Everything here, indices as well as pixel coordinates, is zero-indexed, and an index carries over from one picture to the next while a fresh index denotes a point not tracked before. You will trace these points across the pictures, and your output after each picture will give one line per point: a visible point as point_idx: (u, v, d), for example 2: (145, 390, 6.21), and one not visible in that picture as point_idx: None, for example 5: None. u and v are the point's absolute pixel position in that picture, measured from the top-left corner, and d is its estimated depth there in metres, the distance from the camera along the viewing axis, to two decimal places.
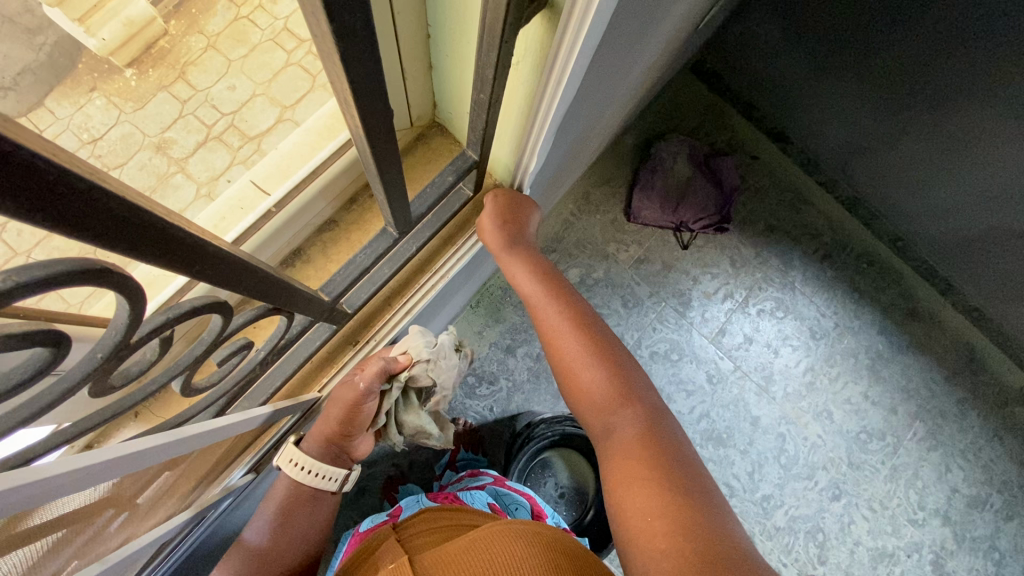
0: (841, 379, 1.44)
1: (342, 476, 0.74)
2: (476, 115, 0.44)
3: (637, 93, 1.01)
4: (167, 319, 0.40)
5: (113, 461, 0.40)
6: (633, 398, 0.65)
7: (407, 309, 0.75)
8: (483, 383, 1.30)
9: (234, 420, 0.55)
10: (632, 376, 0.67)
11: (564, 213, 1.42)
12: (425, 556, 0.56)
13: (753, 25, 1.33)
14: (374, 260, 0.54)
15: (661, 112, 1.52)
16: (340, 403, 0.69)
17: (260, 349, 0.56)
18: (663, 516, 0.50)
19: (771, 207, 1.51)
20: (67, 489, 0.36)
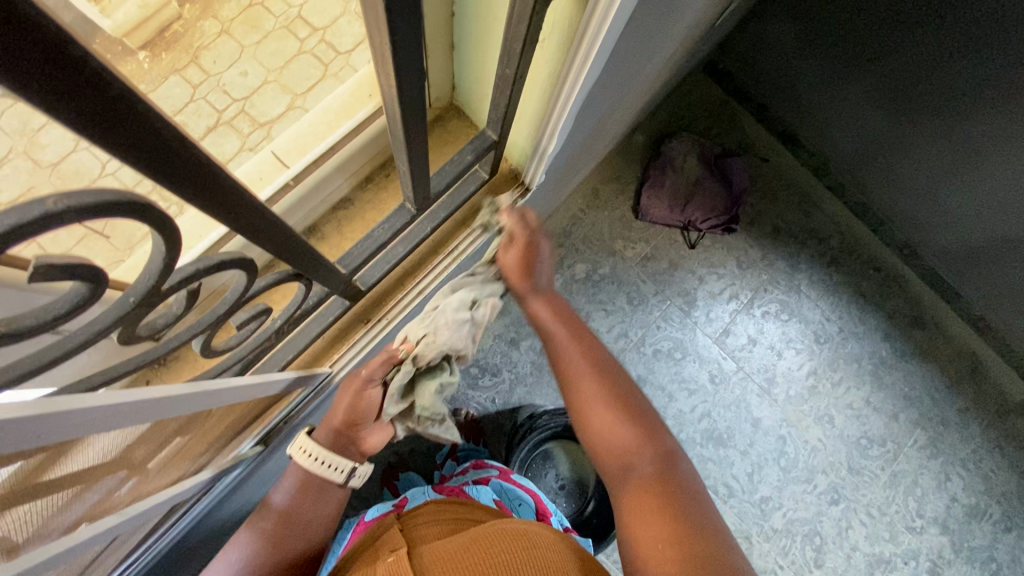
0: (844, 384, 1.44)
1: (348, 467, 0.72)
2: (500, 91, 0.44)
3: (649, 91, 1.01)
4: (197, 270, 0.41)
5: (144, 405, 0.40)
6: (651, 441, 0.63)
7: (419, 290, 0.78)
8: (486, 375, 1.30)
9: (253, 384, 0.56)
10: (647, 411, 0.66)
11: (572, 208, 1.42)
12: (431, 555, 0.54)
13: (767, 25, 1.32)
14: (390, 235, 0.54)
15: (672, 111, 1.51)
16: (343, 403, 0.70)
17: (277, 318, 0.56)
18: (679, 567, 0.50)
19: (780, 209, 1.50)
20: (94, 427, 0.36)
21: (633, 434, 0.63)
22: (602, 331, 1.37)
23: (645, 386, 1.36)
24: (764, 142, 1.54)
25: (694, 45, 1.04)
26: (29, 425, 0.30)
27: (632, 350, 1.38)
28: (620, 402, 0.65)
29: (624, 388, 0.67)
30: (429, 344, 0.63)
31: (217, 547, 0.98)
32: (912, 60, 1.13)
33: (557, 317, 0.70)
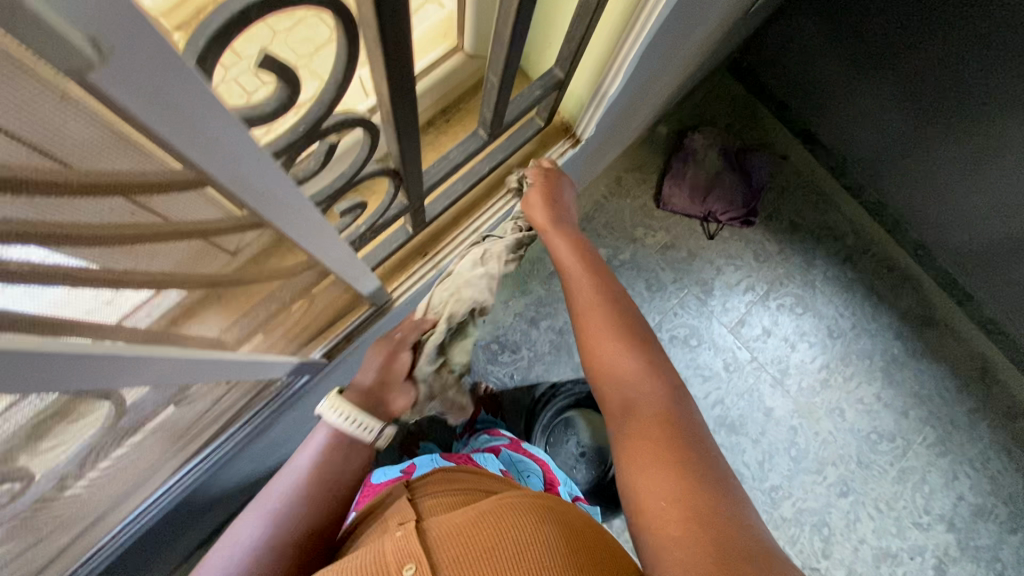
0: (855, 379, 1.46)
1: (378, 428, 0.64)
2: (578, 22, 0.47)
3: (682, 76, 1.05)
4: (345, 120, 0.41)
5: (293, 207, 0.40)
6: (658, 374, 0.61)
7: (475, 228, 0.76)
8: (505, 351, 1.32)
9: (352, 264, 0.55)
10: (662, 361, 0.63)
11: (595, 194, 1.45)
12: (440, 528, 0.51)
13: (790, 25, 1.36)
14: (465, 158, 0.57)
15: (695, 106, 1.55)
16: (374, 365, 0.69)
17: (361, 222, 0.55)
18: (685, 506, 0.48)
19: (797, 206, 1.54)
20: (256, 198, 0.36)
21: (638, 368, 0.61)
22: None
23: None
24: (783, 139, 1.57)
25: (727, 34, 1.07)
26: (216, 141, 0.29)
27: None
28: (628, 336, 0.64)
29: (637, 333, 0.65)
30: (458, 299, 0.70)
31: (243, 496, 1.01)
32: (933, 59, 1.16)
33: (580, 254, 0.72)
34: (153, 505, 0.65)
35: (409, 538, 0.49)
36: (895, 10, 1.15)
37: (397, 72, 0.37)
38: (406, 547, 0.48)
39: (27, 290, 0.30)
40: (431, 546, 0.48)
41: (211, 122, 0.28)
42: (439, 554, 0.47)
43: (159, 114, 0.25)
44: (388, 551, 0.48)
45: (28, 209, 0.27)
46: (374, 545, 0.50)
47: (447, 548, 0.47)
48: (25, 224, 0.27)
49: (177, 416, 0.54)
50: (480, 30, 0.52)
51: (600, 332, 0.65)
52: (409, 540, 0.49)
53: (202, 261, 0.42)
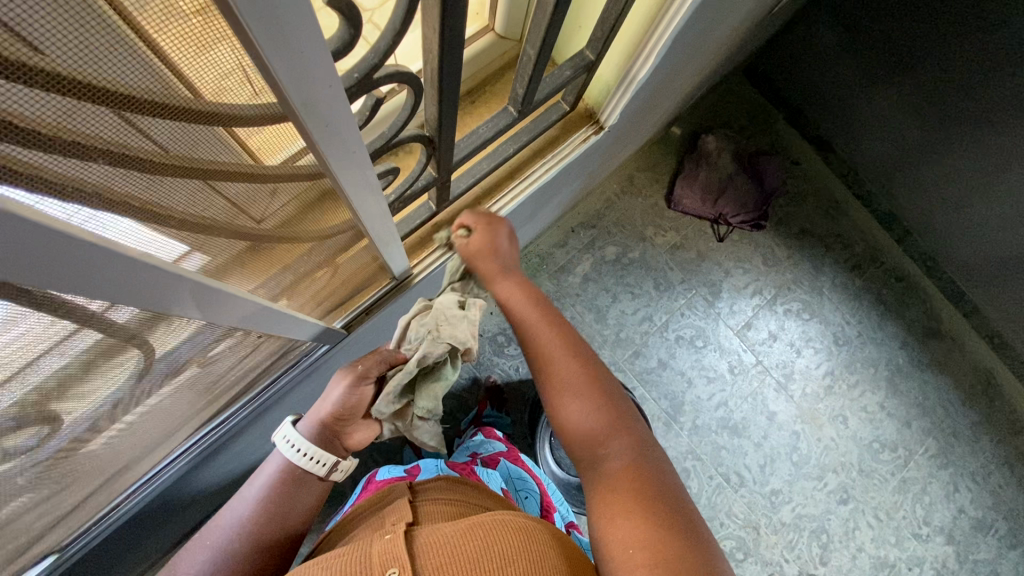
0: (859, 387, 1.46)
1: (332, 462, 0.65)
2: (614, 2, 0.48)
3: (701, 75, 1.05)
4: (398, 73, 0.40)
5: (340, 132, 0.38)
6: (619, 421, 0.59)
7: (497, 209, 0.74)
8: (512, 344, 1.33)
9: (381, 221, 0.54)
10: (622, 404, 0.61)
11: (607, 192, 1.46)
12: (430, 539, 0.50)
13: (810, 29, 1.36)
14: (494, 134, 0.58)
15: (710, 108, 1.55)
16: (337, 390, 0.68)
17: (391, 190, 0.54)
18: (658, 558, 0.46)
19: (808, 211, 1.54)
20: (313, 113, 0.34)
21: (606, 416, 0.59)
22: (626, 313, 1.40)
23: (665, 371, 1.39)
24: (797, 145, 1.58)
25: (747, 35, 1.08)
26: (293, 39, 0.27)
27: (655, 335, 1.41)
28: (597, 382, 0.61)
29: (596, 376, 0.61)
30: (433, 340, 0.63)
31: (247, 473, 1.01)
32: (951, 68, 1.16)
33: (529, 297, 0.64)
34: (165, 473, 0.66)
35: (396, 542, 0.49)
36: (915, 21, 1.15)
37: (445, 41, 0.38)
38: (389, 550, 0.48)
39: (92, 214, 0.30)
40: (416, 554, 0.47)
41: (310, 42, 0.28)
42: (422, 561, 0.46)
43: (268, 29, 0.26)
44: (373, 552, 0.48)
45: (114, 122, 0.27)
46: (364, 544, 0.51)
47: (430, 555, 0.47)
48: (107, 135, 0.27)
49: (198, 380, 0.54)
50: (515, 13, 0.53)
51: (560, 376, 0.60)
52: (390, 545, 0.49)
53: (253, 210, 0.43)
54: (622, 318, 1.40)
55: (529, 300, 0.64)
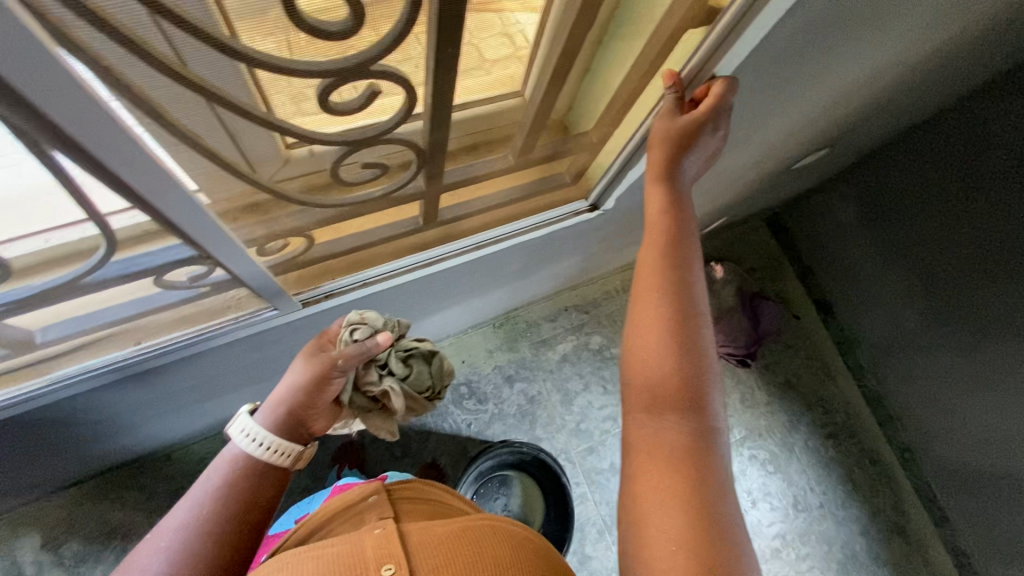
0: (808, 561, 1.37)
1: (296, 453, 0.63)
2: None
3: (717, 201, 1.12)
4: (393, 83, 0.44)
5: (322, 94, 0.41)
6: (692, 369, 0.51)
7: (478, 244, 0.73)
8: (472, 399, 1.34)
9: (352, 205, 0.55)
10: (703, 354, 0.53)
11: (608, 285, 1.50)
12: (412, 526, 0.50)
13: (834, 200, 1.46)
14: (484, 175, 0.63)
15: (728, 239, 1.61)
16: (309, 376, 0.64)
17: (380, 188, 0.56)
18: (687, 549, 0.43)
19: (797, 365, 1.54)
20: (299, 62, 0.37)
21: (690, 370, 0.51)
22: (592, 405, 1.38)
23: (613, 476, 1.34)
24: (800, 301, 1.60)
25: (767, 181, 1.16)
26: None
27: (615, 437, 1.37)
28: (682, 328, 0.53)
29: (691, 315, 0.53)
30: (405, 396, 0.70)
31: (173, 433, 1.00)
32: (960, 264, 1.20)
33: (664, 220, 0.58)
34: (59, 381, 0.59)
35: (389, 535, 0.48)
36: (959, 207, 1.16)
37: (439, 67, 0.43)
38: (385, 548, 0.46)
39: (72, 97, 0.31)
40: (407, 543, 0.47)
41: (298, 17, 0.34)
42: (418, 558, 0.45)
43: None
44: (365, 547, 0.47)
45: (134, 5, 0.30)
46: (354, 535, 0.49)
47: (428, 557, 0.45)
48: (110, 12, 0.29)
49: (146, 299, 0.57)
50: None
51: (652, 311, 0.54)
52: (371, 542, 0.47)
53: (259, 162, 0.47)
54: (588, 409, 1.38)
55: (664, 215, 0.58)
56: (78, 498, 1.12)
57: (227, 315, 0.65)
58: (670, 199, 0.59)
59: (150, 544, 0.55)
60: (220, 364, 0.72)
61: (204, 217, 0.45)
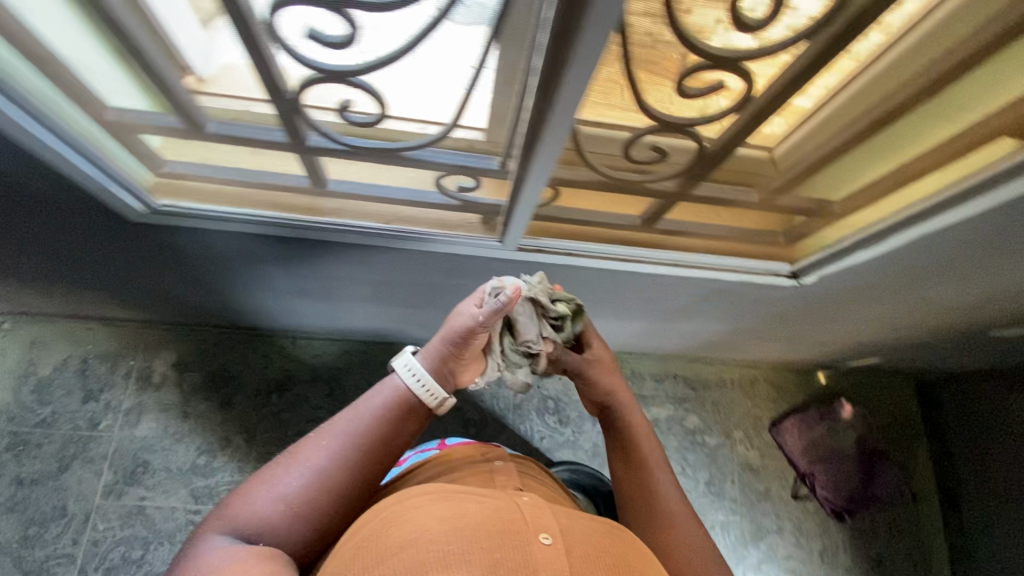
0: None
1: (443, 398, 0.70)
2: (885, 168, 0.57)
3: (890, 333, 1.05)
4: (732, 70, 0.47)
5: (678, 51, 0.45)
6: (676, 532, 0.71)
7: (677, 263, 0.71)
8: (553, 417, 1.35)
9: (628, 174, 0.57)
10: (680, 521, 0.73)
11: (725, 373, 1.44)
12: (552, 506, 0.57)
13: (1005, 395, 1.28)
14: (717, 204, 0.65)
15: (870, 384, 1.47)
16: (454, 329, 0.67)
17: (643, 175, 0.58)
18: None
19: (896, 548, 1.36)
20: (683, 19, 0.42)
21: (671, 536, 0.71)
22: None
23: None
24: (924, 483, 1.42)
25: (951, 337, 1.07)
26: None
27: None
28: (659, 505, 0.74)
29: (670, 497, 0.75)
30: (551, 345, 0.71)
31: (315, 320, 1.13)
32: None
33: (643, 436, 0.79)
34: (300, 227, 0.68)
35: (537, 506, 0.55)
36: None
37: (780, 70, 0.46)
38: (539, 518, 0.53)
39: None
40: (557, 518, 0.54)
41: None
42: (568, 537, 0.52)
43: None
44: (519, 510, 0.54)
45: None
46: (503, 495, 0.57)
47: (577, 542, 0.51)
48: None
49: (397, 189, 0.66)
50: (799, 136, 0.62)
51: (636, 492, 0.76)
52: (521, 507, 0.55)
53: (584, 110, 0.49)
54: None
55: (633, 449, 0.79)
56: (214, 341, 1.29)
57: (452, 231, 0.68)
58: (639, 451, 0.78)
59: (308, 450, 0.65)
60: (404, 273, 0.80)
61: (551, 159, 0.50)
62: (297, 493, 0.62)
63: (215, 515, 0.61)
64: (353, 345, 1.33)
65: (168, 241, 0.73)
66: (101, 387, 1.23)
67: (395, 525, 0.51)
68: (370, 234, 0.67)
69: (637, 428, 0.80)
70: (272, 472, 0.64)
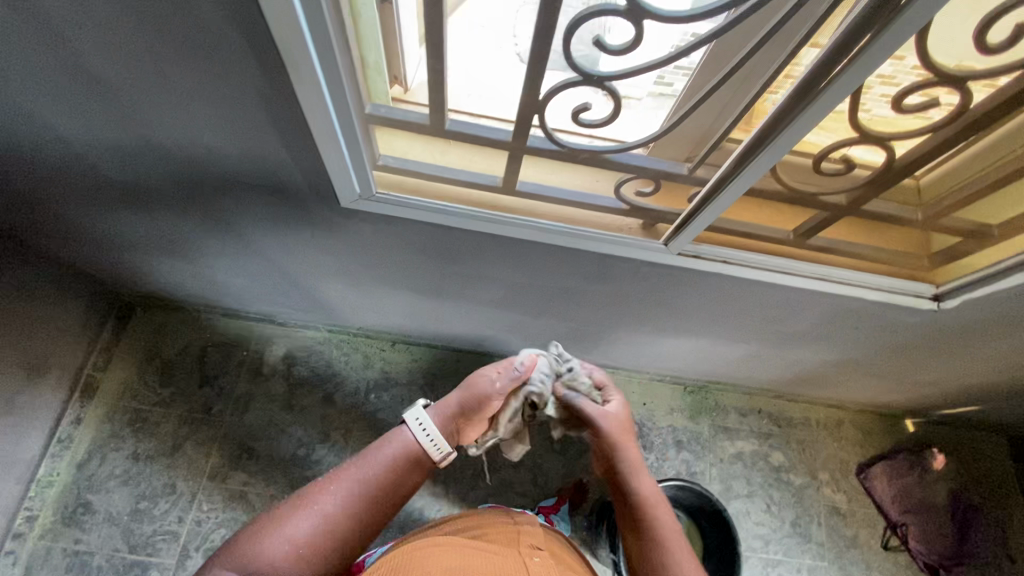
0: None
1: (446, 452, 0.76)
2: None
3: (1002, 376, 1.05)
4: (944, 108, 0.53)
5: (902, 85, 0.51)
6: None
7: (826, 274, 0.74)
8: (637, 441, 1.36)
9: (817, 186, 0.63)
10: None
11: (810, 412, 1.43)
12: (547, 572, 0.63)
13: None
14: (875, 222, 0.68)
15: (961, 436, 1.43)
16: (470, 391, 0.79)
17: (824, 188, 0.63)
18: None
19: None
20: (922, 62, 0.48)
21: None
22: (749, 516, 1.31)
23: None
24: None
25: None
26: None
27: (758, 559, 1.28)
28: None
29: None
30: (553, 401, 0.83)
31: (427, 324, 1.19)
32: None
33: (647, 509, 0.77)
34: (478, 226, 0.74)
35: None
36: None
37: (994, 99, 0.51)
38: None
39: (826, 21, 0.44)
40: None
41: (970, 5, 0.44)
42: None
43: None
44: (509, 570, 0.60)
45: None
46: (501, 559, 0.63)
47: None
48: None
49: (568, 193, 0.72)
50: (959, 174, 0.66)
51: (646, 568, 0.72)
52: (521, 572, 0.62)
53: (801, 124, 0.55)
54: (742, 516, 1.31)
55: (641, 520, 0.76)
56: (321, 339, 1.37)
57: (624, 235, 0.72)
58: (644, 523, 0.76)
59: (319, 496, 0.69)
60: (546, 277, 0.86)
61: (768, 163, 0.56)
62: (306, 536, 0.65)
63: (224, 556, 0.63)
64: (447, 354, 1.38)
65: (346, 232, 0.81)
66: (215, 375, 1.30)
67: (410, 564, 0.60)
68: (549, 230, 0.72)
69: (646, 499, 0.78)
70: (286, 517, 0.66)
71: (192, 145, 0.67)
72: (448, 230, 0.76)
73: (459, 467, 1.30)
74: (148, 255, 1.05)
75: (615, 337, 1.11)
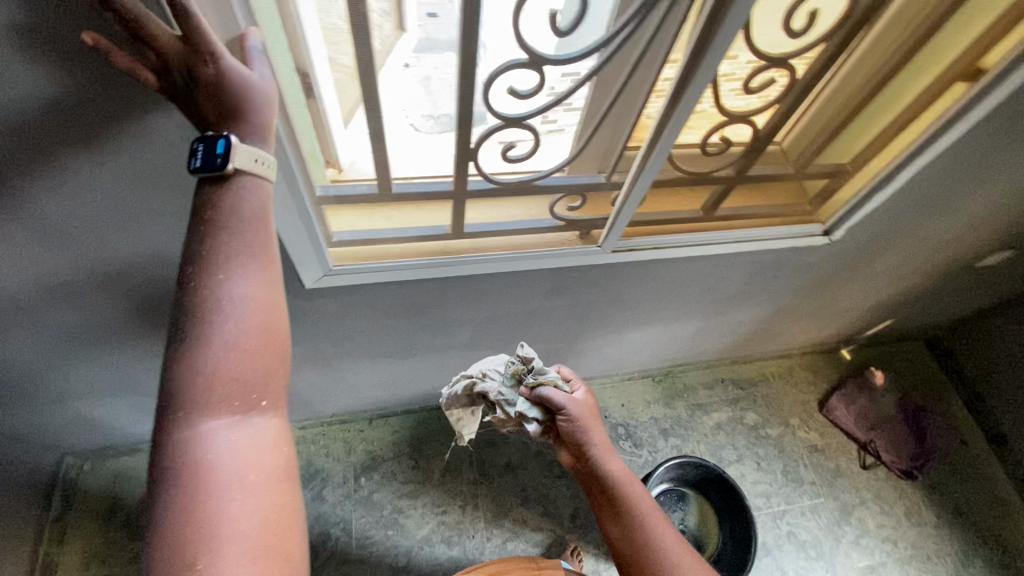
0: None
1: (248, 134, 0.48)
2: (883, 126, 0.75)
3: (897, 285, 1.23)
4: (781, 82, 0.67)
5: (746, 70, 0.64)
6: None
7: (739, 237, 0.86)
8: (628, 440, 1.42)
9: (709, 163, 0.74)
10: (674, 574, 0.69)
11: (764, 368, 1.57)
12: None
13: (1007, 326, 1.45)
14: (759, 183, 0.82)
15: (888, 350, 1.63)
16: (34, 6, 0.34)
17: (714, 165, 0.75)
18: None
19: (967, 493, 1.45)
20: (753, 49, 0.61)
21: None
22: (745, 478, 1.40)
23: (764, 556, 1.31)
24: (969, 427, 1.54)
25: (945, 279, 1.26)
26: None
27: (766, 514, 1.36)
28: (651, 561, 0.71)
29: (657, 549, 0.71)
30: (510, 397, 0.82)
31: (403, 389, 1.21)
32: None
33: (624, 488, 0.74)
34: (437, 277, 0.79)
35: None
36: None
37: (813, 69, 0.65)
38: None
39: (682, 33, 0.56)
40: None
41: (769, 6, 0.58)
42: None
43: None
44: None
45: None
46: None
47: None
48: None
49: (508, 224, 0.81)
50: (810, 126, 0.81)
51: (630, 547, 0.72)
52: None
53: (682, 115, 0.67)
54: (740, 480, 1.40)
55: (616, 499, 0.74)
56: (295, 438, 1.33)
57: (565, 247, 0.81)
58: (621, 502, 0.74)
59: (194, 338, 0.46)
60: (508, 305, 0.93)
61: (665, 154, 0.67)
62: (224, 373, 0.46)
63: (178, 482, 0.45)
64: (427, 414, 1.39)
65: (312, 314, 0.84)
66: None
67: None
68: (503, 261, 0.79)
69: (620, 480, 0.74)
70: (194, 396, 0.45)
71: (157, 263, 0.72)
72: (409, 285, 0.81)
73: (470, 521, 1.28)
74: (98, 398, 1.01)
75: (583, 347, 1.19)
